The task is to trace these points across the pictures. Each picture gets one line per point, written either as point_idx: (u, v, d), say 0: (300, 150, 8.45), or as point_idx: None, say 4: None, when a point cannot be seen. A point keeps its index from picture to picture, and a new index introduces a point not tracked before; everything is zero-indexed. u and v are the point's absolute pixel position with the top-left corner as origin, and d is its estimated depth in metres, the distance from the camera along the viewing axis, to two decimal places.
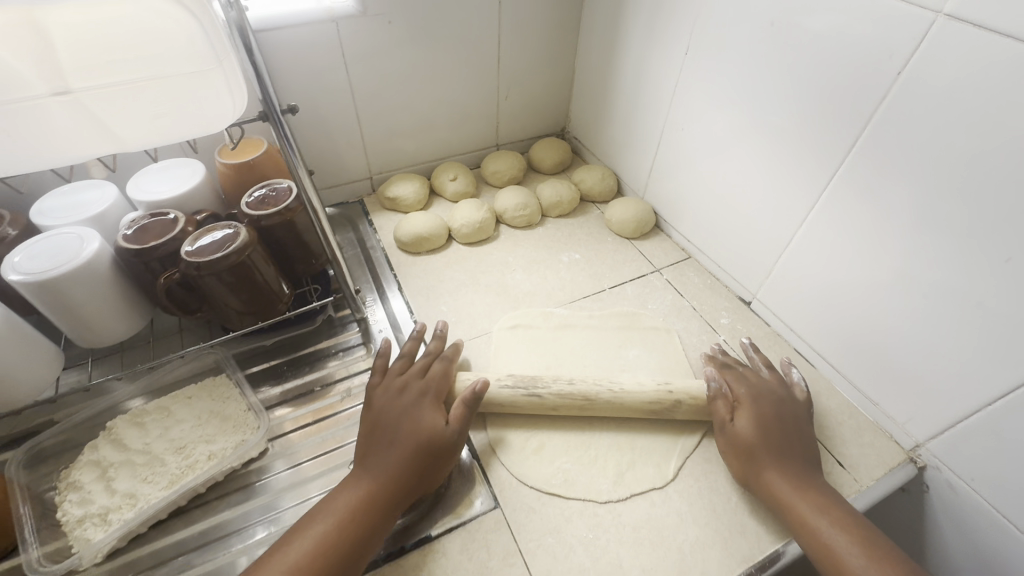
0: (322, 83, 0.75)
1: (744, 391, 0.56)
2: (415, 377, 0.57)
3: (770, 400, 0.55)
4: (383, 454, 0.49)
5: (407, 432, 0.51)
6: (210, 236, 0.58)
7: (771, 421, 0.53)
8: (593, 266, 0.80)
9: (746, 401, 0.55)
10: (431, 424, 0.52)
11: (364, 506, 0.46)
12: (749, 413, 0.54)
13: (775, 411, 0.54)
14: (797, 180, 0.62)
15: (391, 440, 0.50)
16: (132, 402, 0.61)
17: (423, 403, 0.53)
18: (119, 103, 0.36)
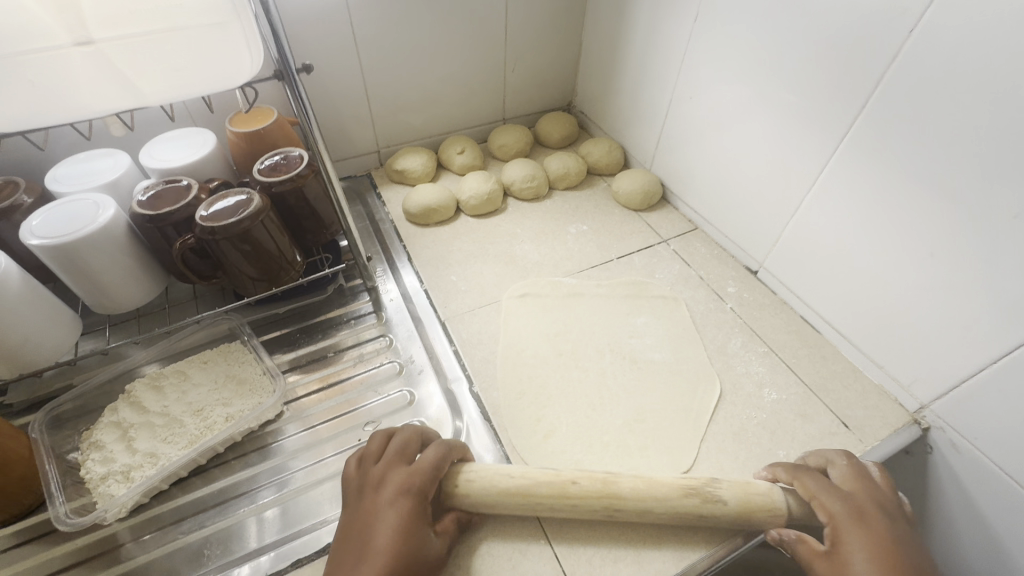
0: (328, 53, 0.75)
1: (829, 512, 0.45)
2: (395, 465, 0.47)
3: (879, 525, 0.44)
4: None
5: (382, 559, 0.41)
6: (224, 202, 0.59)
7: (886, 556, 0.42)
8: (600, 238, 0.80)
9: (839, 530, 0.44)
10: (409, 548, 0.42)
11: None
12: (859, 544, 0.43)
13: (885, 539, 0.43)
14: (807, 145, 0.62)
15: (362, 561, 0.41)
16: (149, 366, 0.62)
17: (393, 509, 0.44)
18: (140, 56, 0.36)
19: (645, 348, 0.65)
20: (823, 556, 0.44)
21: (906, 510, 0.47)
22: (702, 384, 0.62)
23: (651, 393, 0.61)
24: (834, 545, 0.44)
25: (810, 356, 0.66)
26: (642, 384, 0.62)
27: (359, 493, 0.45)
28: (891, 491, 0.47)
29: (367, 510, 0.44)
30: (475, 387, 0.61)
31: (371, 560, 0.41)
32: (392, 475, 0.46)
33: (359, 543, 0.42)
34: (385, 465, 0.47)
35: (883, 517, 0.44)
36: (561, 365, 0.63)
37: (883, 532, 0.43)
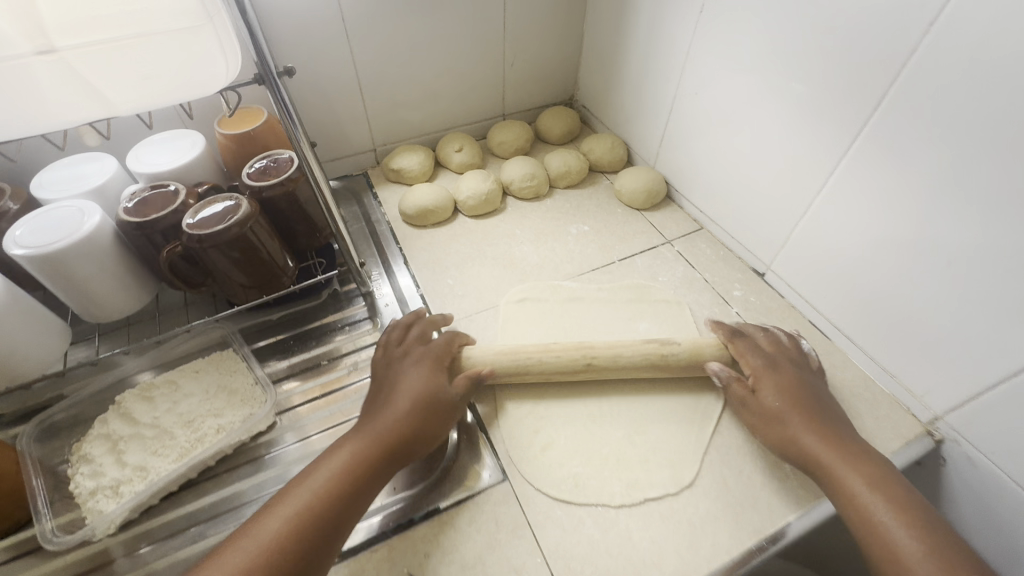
0: (320, 49, 0.73)
1: (750, 364, 0.55)
2: (415, 344, 0.57)
3: (787, 370, 0.55)
4: (375, 427, 0.49)
5: (404, 400, 0.51)
6: (210, 209, 0.57)
7: (793, 393, 0.53)
8: (602, 239, 0.78)
9: (758, 377, 0.54)
10: (426, 394, 0.52)
11: (346, 480, 0.45)
12: (771, 385, 0.53)
13: (792, 379, 0.54)
14: (819, 144, 0.59)
15: (391, 400, 0.51)
16: (142, 375, 0.61)
17: (420, 370, 0.54)
18: (108, 63, 0.34)
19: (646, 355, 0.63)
20: (746, 393, 0.54)
21: (811, 365, 0.58)
22: (706, 394, 0.60)
23: (653, 403, 0.59)
24: (757, 382, 0.54)
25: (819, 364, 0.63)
26: (644, 393, 0.60)
27: (386, 361, 0.56)
28: (797, 348, 0.59)
29: (394, 368, 0.55)
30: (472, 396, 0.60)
31: (391, 408, 0.50)
32: (410, 348, 0.57)
33: (381, 395, 0.52)
34: (403, 338, 0.58)
35: (791, 367, 0.56)
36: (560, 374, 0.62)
37: (791, 374, 0.54)
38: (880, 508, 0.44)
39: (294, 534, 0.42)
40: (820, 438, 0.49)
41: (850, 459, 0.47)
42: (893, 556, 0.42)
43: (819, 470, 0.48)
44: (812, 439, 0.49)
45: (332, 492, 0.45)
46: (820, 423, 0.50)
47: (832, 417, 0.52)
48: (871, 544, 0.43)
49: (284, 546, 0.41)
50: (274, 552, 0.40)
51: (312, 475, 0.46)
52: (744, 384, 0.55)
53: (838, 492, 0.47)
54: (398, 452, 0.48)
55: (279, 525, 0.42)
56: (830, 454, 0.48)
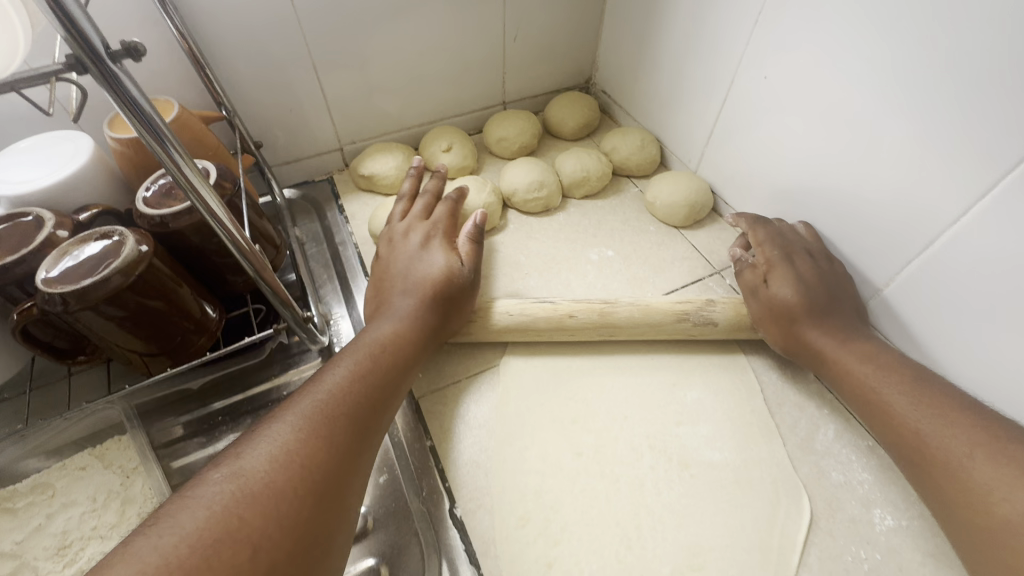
0: (253, 22, 0.54)
1: (762, 254, 0.51)
2: (418, 221, 0.54)
3: (804, 261, 0.49)
4: (409, 301, 0.47)
5: (421, 286, 0.48)
6: (81, 251, 0.40)
7: (807, 282, 0.48)
8: (631, 268, 0.60)
9: (771, 267, 0.50)
10: (449, 267, 0.49)
11: (396, 343, 0.44)
12: (786, 274, 0.49)
13: (809, 271, 0.48)
14: (957, 153, 0.40)
15: (408, 285, 0.48)
16: (30, 462, 0.45)
17: (435, 248, 0.51)
18: None
19: (698, 440, 0.47)
20: (758, 279, 0.51)
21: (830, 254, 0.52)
22: (784, 503, 0.43)
23: (710, 515, 0.42)
24: (767, 272, 0.50)
25: None
26: (698, 499, 0.43)
27: (385, 240, 0.54)
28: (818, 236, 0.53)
29: (402, 247, 0.52)
30: (457, 507, 0.43)
31: (423, 277, 0.48)
32: (417, 221, 0.54)
33: (405, 271, 0.49)
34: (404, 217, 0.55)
35: (807, 257, 0.50)
36: (581, 471, 0.45)
37: (809, 265, 0.49)
38: (885, 383, 0.42)
39: (360, 381, 0.39)
40: (827, 333, 0.46)
41: (852, 347, 0.45)
42: (895, 425, 0.40)
43: (824, 359, 0.46)
44: (823, 338, 0.46)
45: (384, 352, 0.43)
46: (827, 314, 0.47)
47: (844, 309, 0.48)
48: (878, 419, 0.42)
49: (354, 389, 0.39)
50: (344, 392, 0.38)
51: (363, 338, 0.44)
52: (755, 269, 0.52)
53: (840, 376, 0.45)
54: (439, 321, 0.47)
55: (346, 370, 0.40)
56: (838, 345, 0.46)
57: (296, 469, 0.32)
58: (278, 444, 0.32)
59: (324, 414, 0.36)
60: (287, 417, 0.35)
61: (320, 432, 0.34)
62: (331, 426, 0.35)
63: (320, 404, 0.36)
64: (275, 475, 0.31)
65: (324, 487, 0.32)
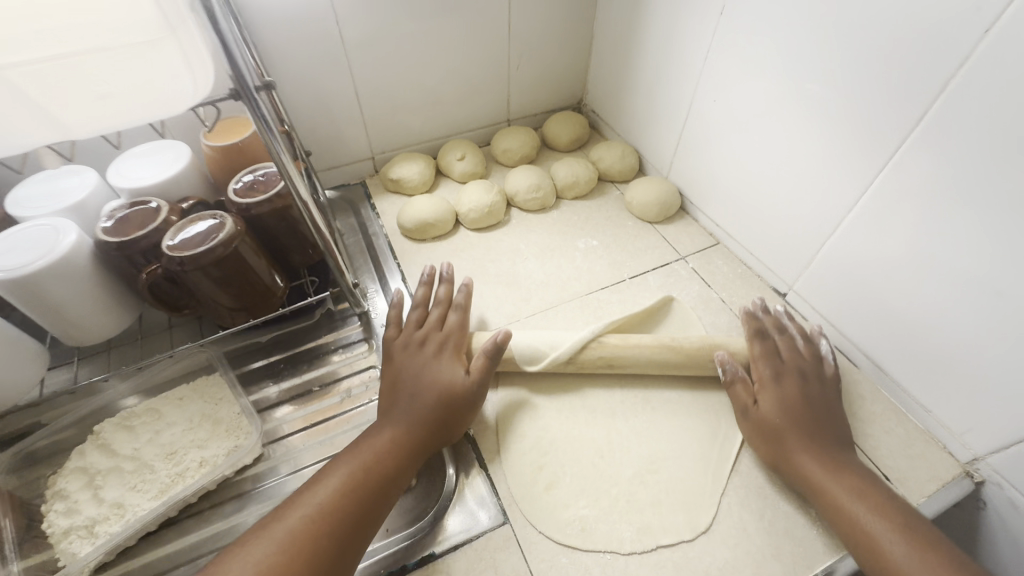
0: (312, 56, 0.69)
1: (758, 374, 0.54)
2: (432, 330, 0.56)
3: (792, 383, 0.52)
4: (410, 411, 0.50)
5: (423, 397, 0.50)
6: (193, 228, 0.53)
7: (793, 405, 0.51)
8: (611, 255, 0.73)
9: (760, 386, 0.53)
10: (453, 382, 0.52)
11: (389, 455, 0.47)
12: (773, 394, 0.52)
13: (797, 394, 0.51)
14: (852, 157, 0.53)
15: (410, 395, 0.51)
16: (127, 401, 0.58)
17: (444, 361, 0.54)
18: (58, 84, 0.30)
19: (659, 382, 0.59)
20: (747, 403, 0.53)
21: (826, 371, 0.55)
22: (725, 426, 0.55)
23: (666, 436, 0.55)
24: (759, 395, 0.52)
25: (846, 396, 0.59)
26: (657, 423, 0.56)
27: (397, 345, 0.55)
28: (814, 355, 0.56)
29: (407, 358, 0.54)
30: (471, 428, 0.56)
31: (423, 388, 0.51)
32: (430, 329, 0.56)
33: (409, 379, 0.52)
34: (416, 324, 0.57)
35: (798, 379, 0.53)
36: (565, 405, 0.57)
37: (798, 390, 0.52)
38: (857, 506, 0.45)
39: (349, 497, 0.43)
40: (816, 461, 0.48)
41: (830, 463, 0.47)
42: (873, 550, 0.43)
43: (796, 471, 0.48)
44: (806, 455, 0.48)
45: (378, 463, 0.46)
46: (815, 436, 0.49)
47: (834, 434, 0.50)
48: (851, 533, 0.44)
49: (343, 507, 0.43)
50: (332, 510, 0.42)
51: (359, 448, 0.47)
52: (748, 388, 0.53)
53: (824, 502, 0.46)
54: (436, 429, 0.50)
55: (337, 486, 0.44)
56: (813, 457, 0.48)
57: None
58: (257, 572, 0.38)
59: (305, 537, 0.40)
60: (273, 541, 0.40)
61: (299, 558, 0.39)
62: (311, 551, 0.40)
63: (305, 526, 0.41)
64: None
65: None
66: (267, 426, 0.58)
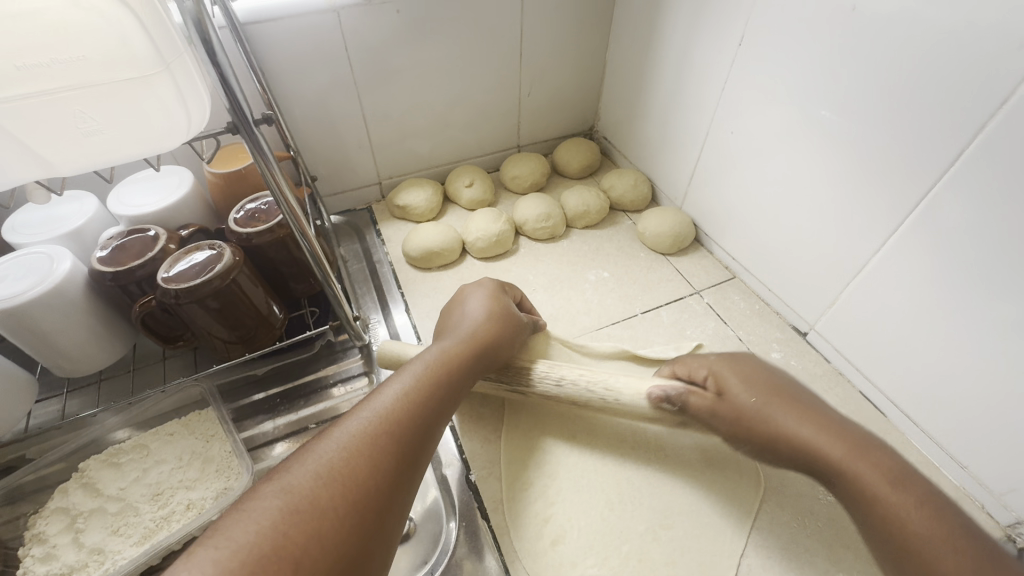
0: (321, 80, 0.68)
1: (704, 365, 0.51)
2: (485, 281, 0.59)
3: (745, 359, 0.51)
4: (466, 329, 0.50)
5: (476, 318, 0.51)
6: (189, 259, 0.51)
7: (763, 383, 0.48)
8: (623, 287, 0.71)
9: (719, 377, 0.49)
10: (501, 309, 0.53)
11: (450, 362, 0.45)
12: (737, 377, 0.48)
13: (756, 369, 0.49)
14: (876, 196, 0.51)
15: (464, 320, 0.51)
16: (116, 435, 0.55)
17: (491, 293, 0.55)
18: (37, 121, 0.29)
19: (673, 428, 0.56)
20: (714, 401, 0.48)
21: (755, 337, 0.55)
22: (747, 480, 0.52)
23: (680, 487, 0.51)
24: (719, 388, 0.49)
25: None
26: (670, 472, 0.52)
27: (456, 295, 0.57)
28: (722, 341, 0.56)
29: (460, 298, 0.56)
30: (472, 474, 0.53)
31: (475, 318, 0.51)
32: (488, 280, 0.57)
33: (460, 314, 0.52)
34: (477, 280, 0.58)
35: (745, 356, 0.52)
36: (573, 450, 0.54)
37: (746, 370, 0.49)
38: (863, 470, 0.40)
39: (417, 400, 0.40)
40: (826, 435, 0.43)
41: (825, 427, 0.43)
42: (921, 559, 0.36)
43: (793, 444, 0.44)
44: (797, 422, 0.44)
45: (443, 372, 0.44)
46: (808, 411, 0.45)
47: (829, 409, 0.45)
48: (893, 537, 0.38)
49: (410, 407, 0.40)
50: (401, 410, 0.39)
51: (420, 359, 0.45)
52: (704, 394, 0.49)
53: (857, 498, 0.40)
54: (492, 353, 0.49)
55: (402, 389, 0.41)
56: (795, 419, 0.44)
57: (336, 488, 0.33)
58: (322, 465, 0.34)
59: (373, 433, 0.37)
60: (339, 436, 0.36)
61: (368, 453, 0.35)
62: (381, 440, 0.36)
63: (373, 425, 0.37)
64: (319, 493, 0.32)
65: (368, 509, 0.33)
66: (260, 466, 0.55)
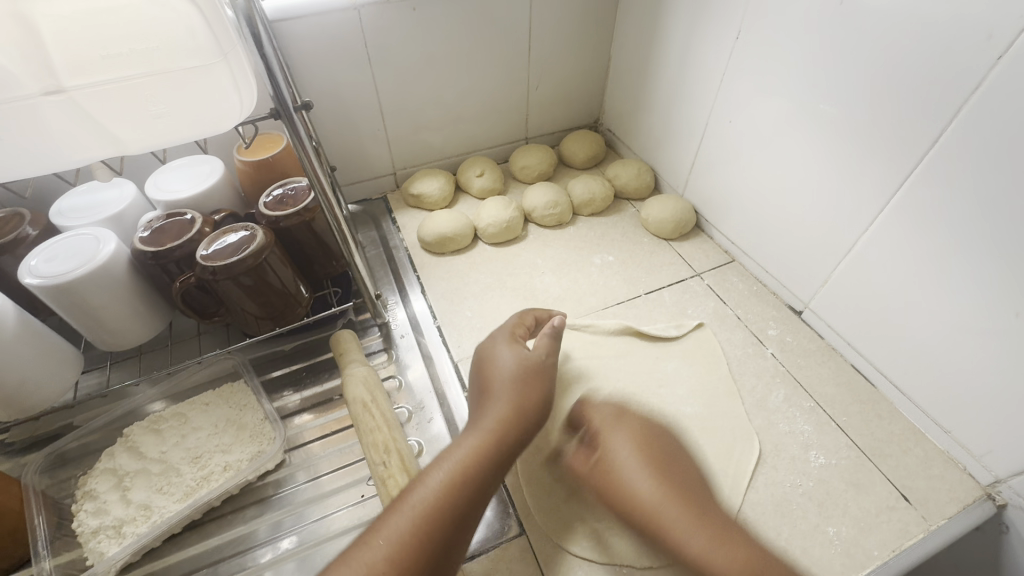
0: (341, 74, 0.71)
1: (590, 426, 0.55)
2: (507, 328, 0.55)
3: (632, 425, 0.54)
4: (495, 408, 0.46)
5: (502, 390, 0.47)
6: (225, 240, 0.55)
7: (649, 449, 0.52)
8: (627, 270, 0.75)
9: (598, 440, 0.53)
10: (520, 366, 0.49)
11: (477, 460, 0.42)
12: (626, 447, 0.52)
13: (642, 436, 0.53)
14: (863, 178, 0.54)
15: (492, 391, 0.47)
16: (154, 405, 0.60)
17: (507, 348, 0.51)
18: (114, 103, 0.33)
19: (674, 398, 0.60)
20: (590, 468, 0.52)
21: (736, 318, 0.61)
22: (745, 443, 0.56)
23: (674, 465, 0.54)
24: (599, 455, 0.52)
25: (863, 415, 0.58)
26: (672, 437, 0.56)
27: (481, 346, 0.54)
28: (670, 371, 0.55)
29: (486, 356, 0.52)
30: None
31: (497, 393, 0.47)
32: (499, 335, 0.54)
33: (487, 379, 0.49)
34: (490, 335, 0.54)
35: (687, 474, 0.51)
36: None
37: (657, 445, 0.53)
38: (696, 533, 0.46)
39: (435, 519, 0.39)
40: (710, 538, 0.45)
41: (688, 510, 0.47)
42: None
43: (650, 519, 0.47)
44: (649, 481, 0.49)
45: (466, 479, 0.41)
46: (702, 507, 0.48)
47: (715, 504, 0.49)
48: None
49: (427, 529, 0.38)
50: (415, 537, 0.38)
51: (446, 458, 0.42)
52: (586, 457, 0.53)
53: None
54: (520, 437, 0.45)
55: (421, 504, 0.39)
56: (663, 499, 0.48)
57: None
58: None
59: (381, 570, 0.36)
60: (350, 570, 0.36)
61: None
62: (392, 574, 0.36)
63: (375, 558, 0.36)
64: None
65: None
66: (289, 433, 0.59)
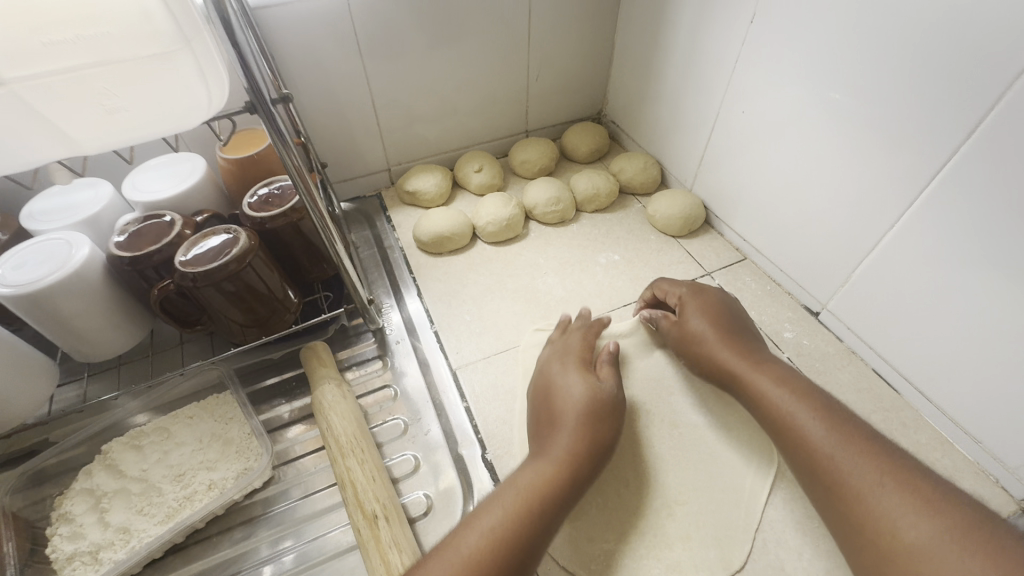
0: (329, 65, 0.67)
1: (676, 294, 0.59)
2: (568, 344, 0.56)
3: (711, 295, 0.58)
4: (562, 435, 0.46)
5: (569, 416, 0.47)
6: (205, 244, 0.52)
7: (715, 316, 0.55)
8: (633, 270, 0.71)
9: (683, 304, 0.57)
10: (591, 391, 0.49)
11: (545, 488, 0.42)
12: (697, 310, 0.56)
13: (716, 302, 0.57)
14: (886, 171, 0.51)
15: (558, 417, 0.47)
16: (136, 419, 0.56)
17: (572, 372, 0.51)
18: (63, 97, 0.30)
19: (686, 406, 0.56)
20: (675, 328, 0.57)
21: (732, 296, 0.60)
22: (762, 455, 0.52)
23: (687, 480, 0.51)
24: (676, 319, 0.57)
25: (887, 423, 0.55)
26: (684, 450, 0.53)
27: (544, 366, 0.54)
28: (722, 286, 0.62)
29: (548, 379, 0.52)
30: (489, 453, 0.54)
31: (566, 417, 0.47)
32: (566, 360, 0.53)
33: (554, 405, 0.49)
34: (555, 358, 0.54)
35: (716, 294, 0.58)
36: None
37: (715, 297, 0.57)
38: (784, 397, 0.47)
39: (504, 544, 0.38)
40: (780, 385, 0.48)
41: (739, 352, 0.52)
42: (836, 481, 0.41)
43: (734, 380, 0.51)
44: (727, 354, 0.52)
45: (536, 508, 0.41)
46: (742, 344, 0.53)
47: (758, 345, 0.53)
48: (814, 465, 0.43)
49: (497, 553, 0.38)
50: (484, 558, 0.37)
51: (513, 486, 0.42)
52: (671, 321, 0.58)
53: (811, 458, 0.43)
54: (589, 470, 0.44)
55: (489, 529, 0.39)
56: (720, 344, 0.53)
57: None
58: None
59: None
60: None
61: None
62: None
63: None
64: None
65: None
66: (278, 448, 0.56)
